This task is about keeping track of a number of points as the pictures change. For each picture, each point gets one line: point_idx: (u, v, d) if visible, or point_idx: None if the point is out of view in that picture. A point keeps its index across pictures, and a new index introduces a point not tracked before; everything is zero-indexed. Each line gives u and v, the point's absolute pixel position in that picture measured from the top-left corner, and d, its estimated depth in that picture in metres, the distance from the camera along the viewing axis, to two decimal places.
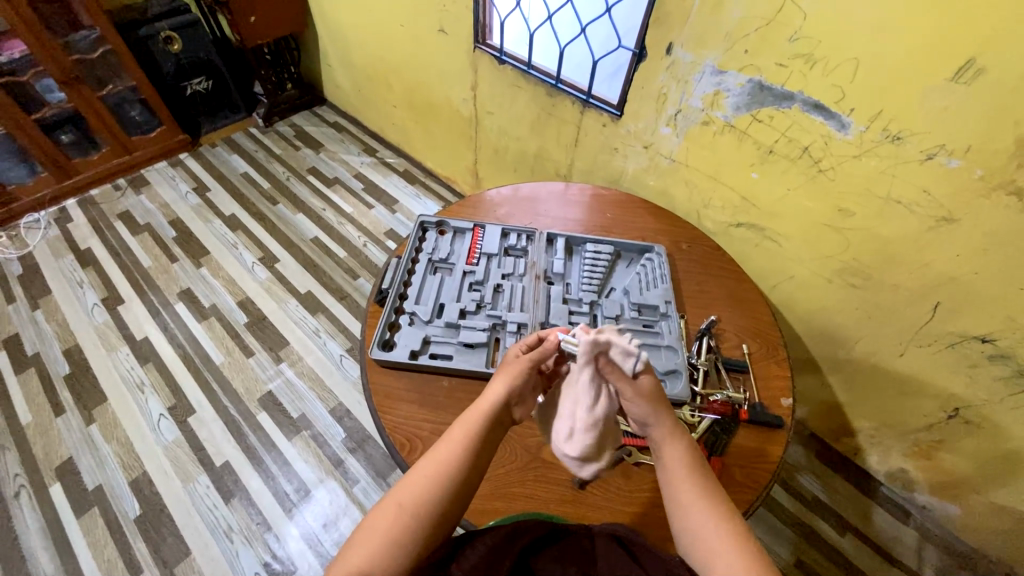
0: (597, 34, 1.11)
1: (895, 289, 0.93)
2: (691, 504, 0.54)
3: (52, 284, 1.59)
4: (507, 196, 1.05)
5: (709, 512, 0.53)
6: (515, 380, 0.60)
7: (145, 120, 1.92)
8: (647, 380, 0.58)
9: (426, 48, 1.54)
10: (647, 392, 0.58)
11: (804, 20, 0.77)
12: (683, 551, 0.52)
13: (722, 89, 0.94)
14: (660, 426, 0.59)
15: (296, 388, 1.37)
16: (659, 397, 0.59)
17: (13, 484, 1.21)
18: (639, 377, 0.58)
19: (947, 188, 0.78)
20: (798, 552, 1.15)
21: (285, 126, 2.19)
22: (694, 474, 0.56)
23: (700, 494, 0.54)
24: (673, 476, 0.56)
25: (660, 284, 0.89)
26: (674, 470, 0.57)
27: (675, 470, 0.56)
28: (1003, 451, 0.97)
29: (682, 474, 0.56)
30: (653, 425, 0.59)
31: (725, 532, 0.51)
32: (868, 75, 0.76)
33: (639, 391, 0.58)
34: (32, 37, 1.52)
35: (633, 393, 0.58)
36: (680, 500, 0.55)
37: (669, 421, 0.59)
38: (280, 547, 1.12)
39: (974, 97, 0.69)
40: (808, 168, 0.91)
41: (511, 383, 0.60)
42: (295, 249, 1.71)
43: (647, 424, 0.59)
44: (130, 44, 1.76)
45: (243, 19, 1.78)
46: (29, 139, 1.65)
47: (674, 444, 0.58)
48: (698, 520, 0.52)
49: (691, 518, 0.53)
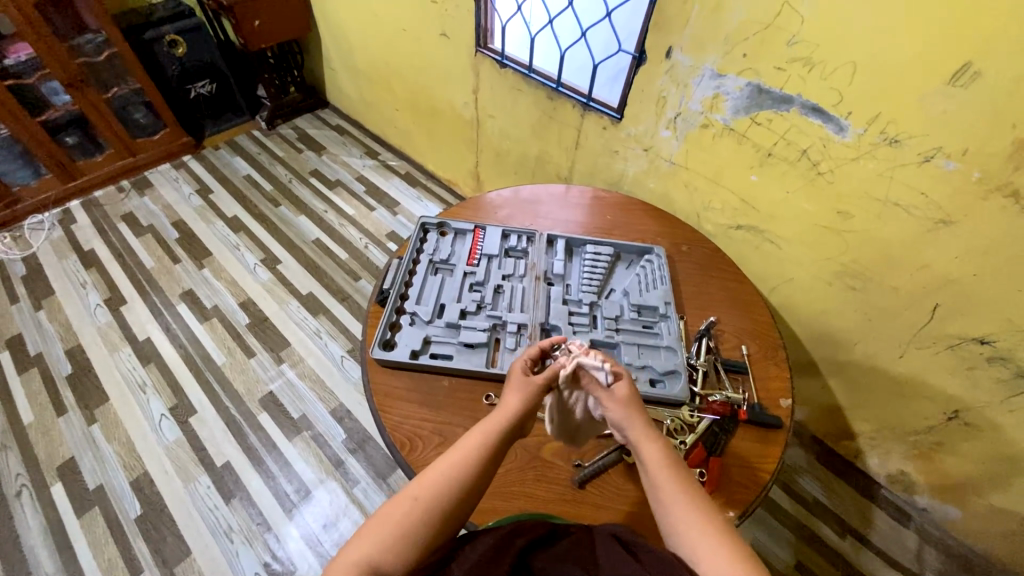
0: (597, 38, 1.12)
1: (894, 291, 0.93)
2: (672, 501, 0.54)
3: (56, 285, 1.60)
4: (508, 197, 1.06)
5: (693, 509, 0.53)
6: (528, 395, 0.61)
7: (149, 123, 1.93)
8: (622, 388, 0.62)
9: (428, 52, 1.55)
10: (621, 399, 0.61)
11: (802, 25, 0.78)
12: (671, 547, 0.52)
13: (721, 92, 0.95)
14: (634, 428, 0.60)
15: (296, 388, 1.38)
16: (633, 401, 0.61)
17: (14, 483, 1.21)
18: (613, 385, 0.62)
19: (945, 191, 0.78)
20: (798, 554, 1.15)
21: (287, 129, 2.20)
22: (672, 472, 0.56)
23: (683, 490, 0.54)
24: (653, 472, 0.56)
25: (659, 285, 0.90)
26: (653, 467, 0.57)
27: (656, 469, 0.56)
28: (1003, 453, 0.97)
29: (661, 471, 0.56)
30: (628, 428, 0.60)
31: (710, 528, 0.51)
32: (866, 79, 0.77)
33: (616, 397, 0.61)
34: (38, 40, 1.54)
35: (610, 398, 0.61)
36: (661, 498, 0.55)
37: (642, 424, 0.60)
38: (280, 548, 1.13)
39: (971, 100, 0.70)
40: (807, 171, 0.91)
41: (528, 396, 0.61)
42: (296, 251, 1.72)
43: (623, 428, 0.60)
44: (135, 47, 1.78)
45: (247, 23, 1.80)
46: (33, 140, 1.67)
47: (650, 444, 0.58)
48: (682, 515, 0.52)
49: (677, 515, 0.53)
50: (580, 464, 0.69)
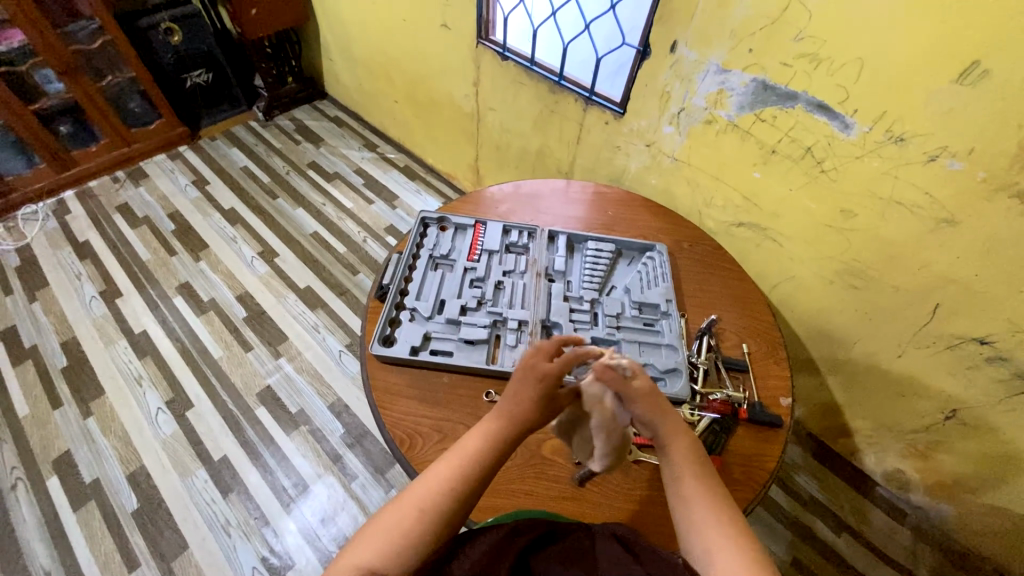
0: (601, 31, 1.11)
1: (895, 290, 0.93)
2: (692, 494, 0.55)
3: (51, 277, 1.58)
4: (509, 192, 1.05)
5: (711, 508, 0.53)
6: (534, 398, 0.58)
7: (144, 112, 1.90)
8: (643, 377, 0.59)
9: (429, 43, 1.53)
10: (643, 393, 0.58)
11: (809, 20, 0.77)
12: (681, 537, 0.53)
13: (725, 88, 0.94)
14: (664, 424, 0.58)
15: (295, 382, 1.37)
16: (660, 400, 0.59)
17: (10, 477, 1.20)
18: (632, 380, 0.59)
19: (950, 190, 0.78)
20: (794, 551, 1.16)
21: (285, 120, 2.18)
22: (696, 468, 0.57)
23: (702, 485, 0.55)
24: (676, 465, 0.57)
25: (661, 283, 0.89)
26: (679, 463, 0.57)
27: (680, 463, 0.57)
28: (1000, 453, 0.97)
29: (686, 466, 0.56)
30: (657, 424, 0.58)
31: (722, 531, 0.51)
32: (873, 75, 0.76)
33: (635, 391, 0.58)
34: (31, 26, 1.51)
35: (633, 393, 0.58)
36: (682, 489, 0.55)
37: (673, 419, 0.59)
38: (278, 542, 1.13)
39: (977, 99, 0.69)
40: (811, 168, 0.91)
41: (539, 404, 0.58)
42: (294, 244, 1.70)
43: (651, 424, 0.58)
44: (129, 34, 1.74)
45: (244, 11, 1.77)
46: (27, 129, 1.64)
47: (678, 438, 0.58)
48: (699, 511, 0.53)
49: (693, 511, 0.53)
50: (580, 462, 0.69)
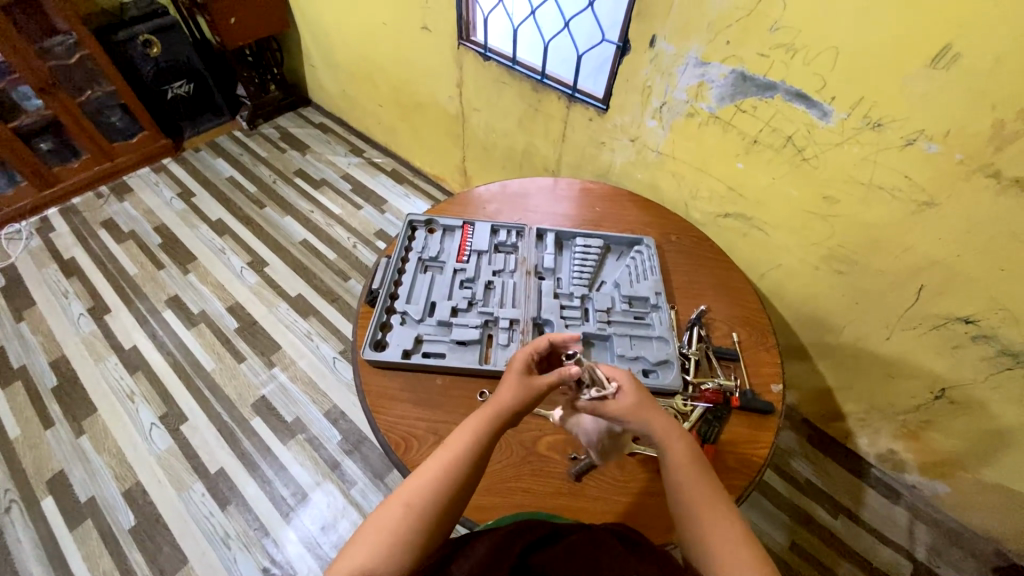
0: (581, 28, 1.11)
1: (879, 274, 0.94)
2: (693, 506, 0.54)
3: (37, 296, 1.57)
4: (495, 192, 1.05)
5: (712, 511, 0.53)
6: (523, 395, 0.59)
7: (126, 126, 1.88)
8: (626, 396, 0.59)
9: (410, 45, 1.53)
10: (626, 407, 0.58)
11: (784, 10, 0.78)
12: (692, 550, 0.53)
13: (705, 80, 0.95)
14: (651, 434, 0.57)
15: (290, 392, 1.37)
16: (646, 408, 0.59)
17: (3, 499, 1.19)
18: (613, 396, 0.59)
19: (928, 173, 0.79)
20: (793, 535, 1.17)
21: (270, 128, 2.17)
22: (692, 470, 0.56)
23: (698, 489, 0.55)
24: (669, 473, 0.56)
25: (649, 276, 0.90)
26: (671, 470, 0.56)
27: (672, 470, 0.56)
28: (988, 429, 0.99)
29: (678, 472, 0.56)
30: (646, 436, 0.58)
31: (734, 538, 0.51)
32: (849, 62, 0.77)
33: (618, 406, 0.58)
34: (7, 44, 1.49)
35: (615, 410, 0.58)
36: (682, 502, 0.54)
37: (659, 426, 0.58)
38: (279, 552, 1.12)
39: (950, 82, 0.70)
40: (793, 157, 0.92)
41: (522, 397, 0.59)
42: (283, 252, 1.69)
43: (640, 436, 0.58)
44: (107, 48, 1.73)
45: (222, 20, 1.76)
46: (7, 147, 1.62)
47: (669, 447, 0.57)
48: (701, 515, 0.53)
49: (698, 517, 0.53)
50: (575, 457, 0.69)
